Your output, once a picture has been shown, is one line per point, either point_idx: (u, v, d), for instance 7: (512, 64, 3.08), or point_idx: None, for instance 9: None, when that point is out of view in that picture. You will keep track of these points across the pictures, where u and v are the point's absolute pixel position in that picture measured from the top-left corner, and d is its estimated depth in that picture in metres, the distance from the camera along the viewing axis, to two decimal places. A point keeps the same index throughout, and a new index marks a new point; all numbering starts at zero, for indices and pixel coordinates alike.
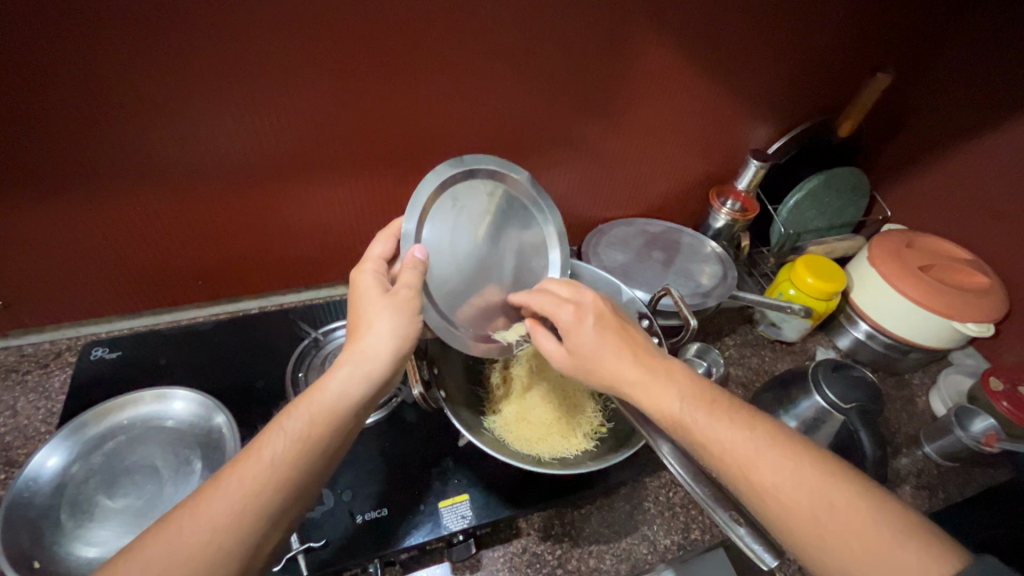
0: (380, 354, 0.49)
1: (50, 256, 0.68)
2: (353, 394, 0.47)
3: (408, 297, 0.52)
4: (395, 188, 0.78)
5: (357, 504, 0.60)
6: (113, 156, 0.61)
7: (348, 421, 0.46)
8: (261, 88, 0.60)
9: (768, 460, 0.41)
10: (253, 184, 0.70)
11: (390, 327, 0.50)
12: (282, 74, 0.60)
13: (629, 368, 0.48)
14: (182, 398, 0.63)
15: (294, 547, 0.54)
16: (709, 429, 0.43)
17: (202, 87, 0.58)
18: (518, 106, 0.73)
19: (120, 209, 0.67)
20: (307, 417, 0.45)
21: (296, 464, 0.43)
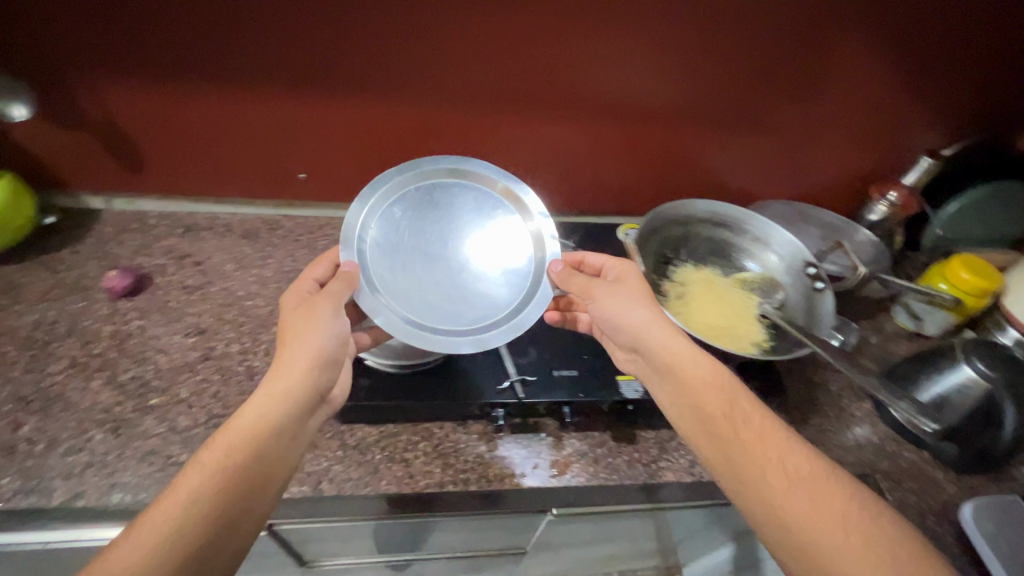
0: (297, 373, 0.58)
1: (340, 148, 0.90)
2: (275, 414, 0.55)
3: (326, 304, 0.62)
4: (601, 138, 0.93)
5: (553, 364, 0.76)
6: (419, 70, 0.81)
7: (269, 440, 0.54)
8: (536, 34, 0.78)
9: (755, 440, 0.55)
10: (500, 114, 0.88)
11: (306, 345, 0.59)
12: (552, 23, 0.77)
13: (660, 335, 0.62)
14: None
15: (513, 376, 0.71)
16: (707, 393, 0.59)
17: (493, 24, 0.77)
18: (723, 80, 0.86)
19: (403, 118, 0.87)
20: (226, 446, 0.53)
21: (234, 472, 0.51)
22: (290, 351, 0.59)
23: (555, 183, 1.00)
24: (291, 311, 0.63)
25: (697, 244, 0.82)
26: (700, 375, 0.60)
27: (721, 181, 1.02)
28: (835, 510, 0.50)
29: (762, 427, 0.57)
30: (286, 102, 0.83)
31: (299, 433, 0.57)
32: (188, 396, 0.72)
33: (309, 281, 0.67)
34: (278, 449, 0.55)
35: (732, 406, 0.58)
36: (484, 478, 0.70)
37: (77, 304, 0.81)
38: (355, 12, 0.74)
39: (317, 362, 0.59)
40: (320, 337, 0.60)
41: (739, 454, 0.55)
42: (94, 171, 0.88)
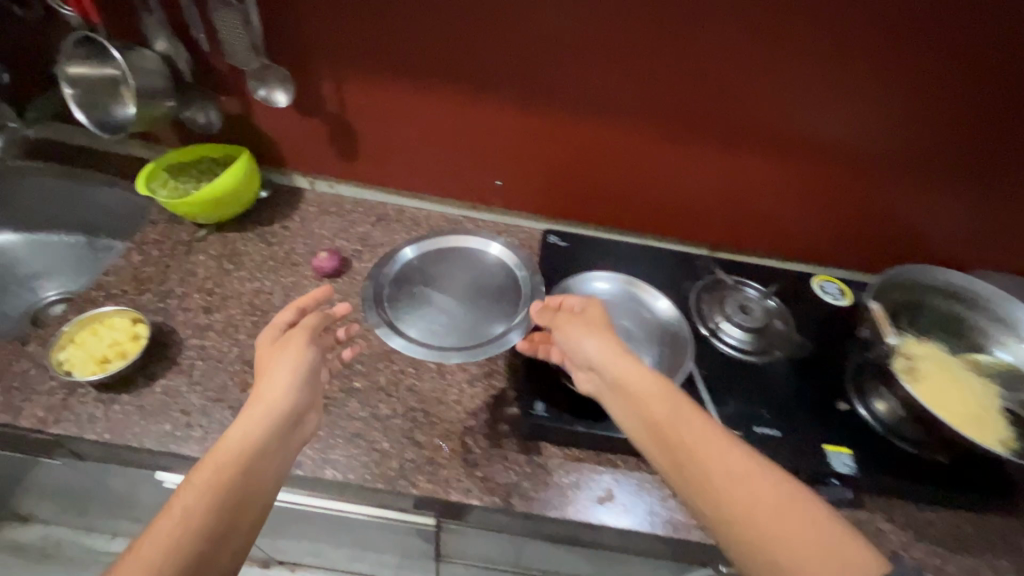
0: (278, 395, 0.57)
1: (541, 156, 0.90)
2: (254, 437, 0.53)
3: (299, 338, 0.63)
4: (815, 183, 0.87)
5: (754, 419, 0.71)
6: (648, 91, 0.80)
7: (252, 456, 0.52)
8: (782, 66, 0.74)
9: (712, 454, 0.50)
10: (715, 145, 0.84)
11: (283, 371, 0.59)
12: (803, 51, 0.73)
13: (638, 377, 0.58)
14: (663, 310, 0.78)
15: None
16: (656, 406, 0.55)
17: (737, 46, 0.73)
18: (979, 131, 0.77)
19: (614, 136, 0.86)
20: (213, 469, 0.49)
21: (224, 485, 0.49)
22: (268, 380, 0.58)
23: (749, 224, 0.94)
24: (268, 347, 0.63)
25: (925, 318, 0.75)
26: (646, 390, 0.56)
27: (939, 247, 0.91)
28: (804, 528, 0.44)
29: (702, 431, 0.52)
30: (501, 104, 0.84)
31: (280, 449, 0.55)
32: (387, 385, 0.75)
33: (280, 323, 0.66)
34: (264, 466, 0.52)
35: (684, 420, 0.53)
36: (670, 524, 0.67)
37: (289, 278, 0.87)
38: (601, 28, 0.74)
39: (296, 382, 0.59)
40: (296, 363, 0.60)
41: (709, 476, 0.49)
42: (312, 156, 0.94)
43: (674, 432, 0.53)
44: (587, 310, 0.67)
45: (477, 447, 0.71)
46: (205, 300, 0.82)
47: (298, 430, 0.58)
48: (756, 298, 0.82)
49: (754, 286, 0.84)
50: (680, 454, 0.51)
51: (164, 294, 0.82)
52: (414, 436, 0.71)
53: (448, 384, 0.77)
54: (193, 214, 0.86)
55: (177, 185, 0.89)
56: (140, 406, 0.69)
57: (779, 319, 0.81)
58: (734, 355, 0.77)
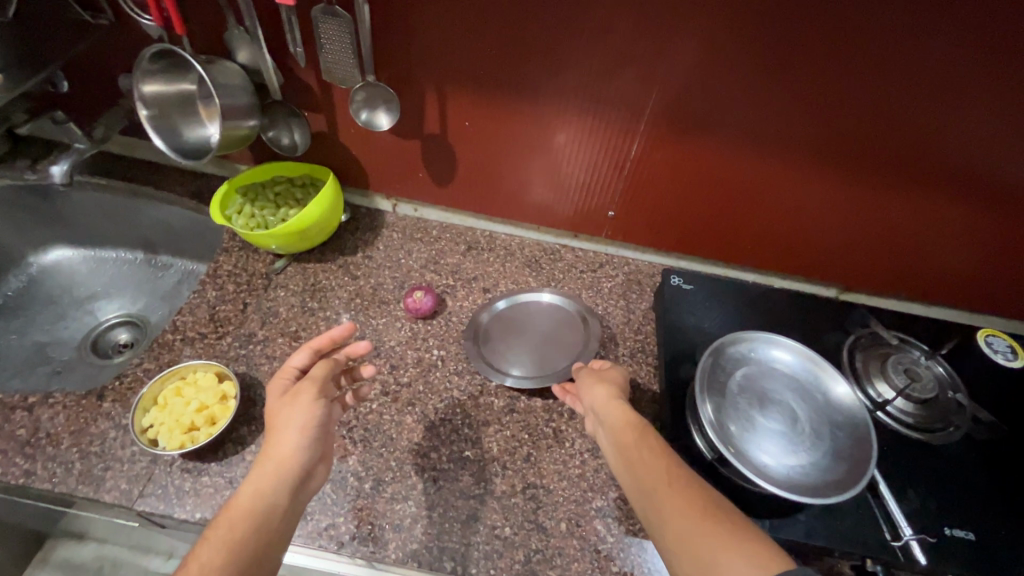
0: (287, 452, 0.51)
1: (663, 189, 0.79)
2: (265, 492, 0.49)
3: (308, 391, 0.56)
4: (998, 229, 0.74)
5: (941, 515, 0.60)
6: (812, 127, 0.67)
7: (266, 519, 0.47)
8: (995, 106, 0.60)
9: (687, 518, 0.44)
10: (882, 185, 0.72)
11: (295, 425, 0.53)
12: (1021, 92, 0.58)
13: (620, 439, 0.53)
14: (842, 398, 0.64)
15: (910, 537, 0.56)
16: (643, 463, 0.50)
17: (935, 82, 0.60)
18: None
19: (760, 170, 0.74)
20: (225, 525, 0.46)
21: (237, 552, 0.45)
22: (278, 434, 0.53)
23: (898, 267, 0.83)
24: (275, 401, 0.57)
25: None
26: (623, 442, 0.53)
27: None
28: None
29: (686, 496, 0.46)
30: (624, 133, 0.73)
31: (291, 509, 0.50)
32: (500, 454, 0.66)
33: (289, 370, 0.59)
34: (275, 525, 0.48)
35: (642, 463, 0.50)
36: None
37: (379, 319, 0.78)
38: (768, 58, 0.61)
39: (302, 442, 0.53)
40: (304, 416, 0.54)
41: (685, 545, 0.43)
42: (401, 177, 0.85)
43: (645, 495, 0.48)
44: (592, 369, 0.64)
45: (612, 534, 0.62)
46: (291, 345, 0.73)
47: (308, 487, 0.53)
48: (924, 363, 0.70)
49: (919, 348, 0.72)
50: (650, 519, 0.46)
51: (245, 338, 0.74)
52: (538, 520, 0.62)
53: (568, 453, 0.67)
54: (273, 245, 0.78)
55: (253, 212, 0.80)
56: (231, 477, 0.61)
57: (953, 387, 0.69)
58: (899, 429, 0.67)
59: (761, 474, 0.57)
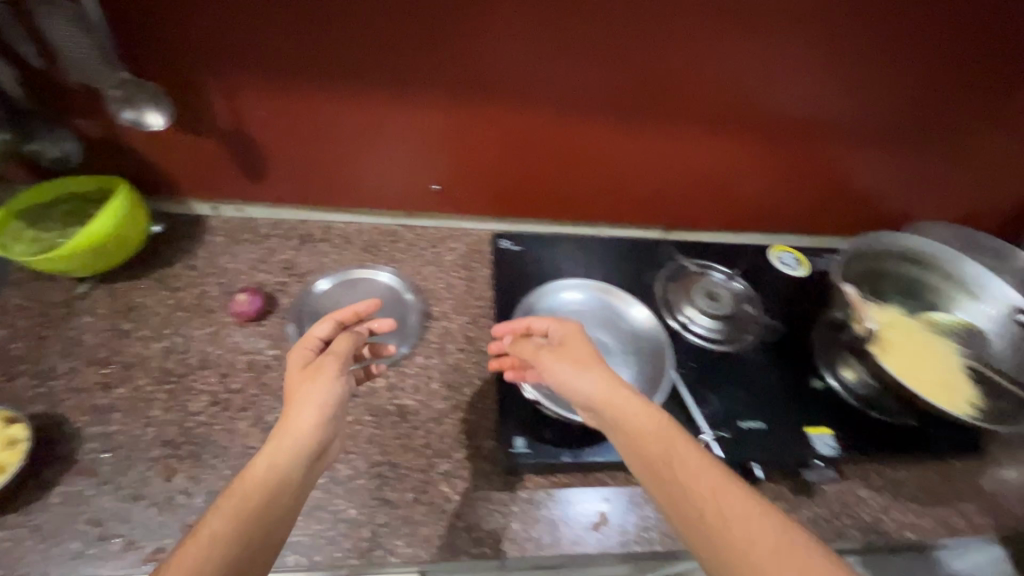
0: (305, 425, 0.51)
1: (482, 154, 0.81)
2: (279, 466, 0.48)
3: (332, 364, 0.55)
4: (766, 155, 0.84)
5: (735, 412, 0.68)
6: (595, 77, 0.72)
7: (274, 500, 0.46)
8: (738, 38, 0.69)
9: (733, 503, 0.44)
10: (672, 128, 0.79)
11: (317, 399, 0.53)
12: (748, 20, 0.67)
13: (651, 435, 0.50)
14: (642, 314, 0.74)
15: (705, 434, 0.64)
16: (654, 433, 0.50)
17: (681, 18, 0.67)
18: (913, 94, 0.77)
19: (561, 126, 0.78)
20: (236, 496, 0.45)
21: (247, 533, 0.43)
22: (297, 404, 0.52)
23: (700, 204, 0.91)
24: (298, 371, 0.56)
25: (880, 280, 0.75)
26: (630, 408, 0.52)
27: (880, 203, 0.93)
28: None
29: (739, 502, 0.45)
30: (429, 100, 0.74)
31: (303, 485, 0.49)
32: (342, 441, 0.66)
33: (314, 340, 0.60)
34: (285, 502, 0.47)
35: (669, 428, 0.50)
36: (669, 537, 0.64)
37: (204, 329, 0.74)
38: (540, 8, 0.65)
39: (322, 415, 0.52)
40: (326, 391, 0.53)
41: (729, 550, 0.42)
42: (212, 176, 0.80)
43: (686, 502, 0.46)
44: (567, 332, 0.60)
45: (456, 493, 0.64)
46: (102, 373, 0.68)
47: (322, 461, 0.53)
48: (725, 285, 0.80)
49: (721, 269, 0.82)
50: (668, 492, 0.47)
51: (45, 374, 0.67)
52: (384, 495, 0.63)
53: (413, 426, 0.69)
54: (70, 267, 0.71)
55: (38, 236, 0.72)
56: (35, 525, 0.56)
57: (750, 300, 0.79)
58: (711, 349, 0.74)
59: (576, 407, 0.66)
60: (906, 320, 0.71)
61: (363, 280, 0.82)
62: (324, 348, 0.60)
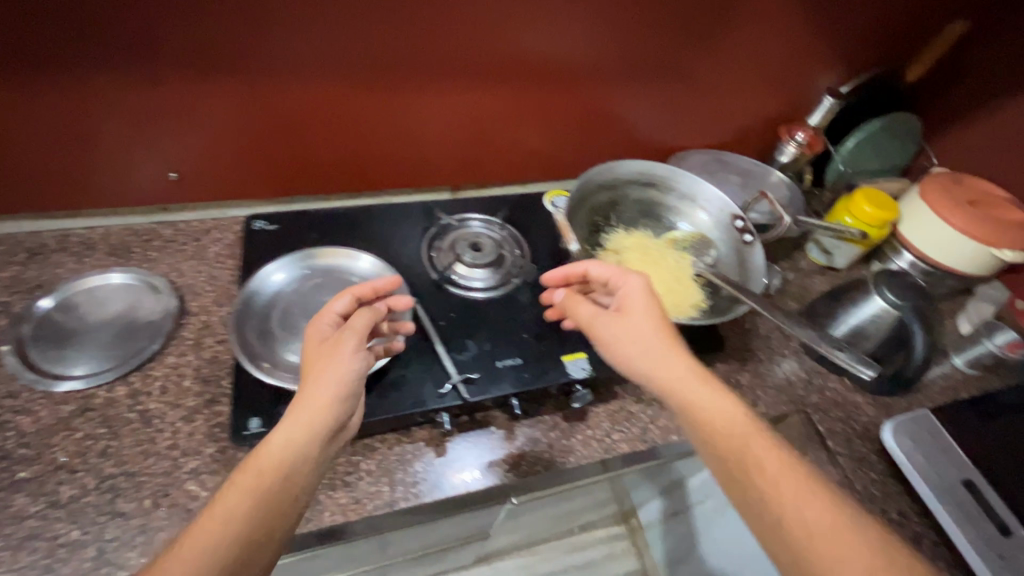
0: (326, 401, 0.52)
1: (227, 136, 0.78)
2: (296, 445, 0.50)
3: (350, 340, 0.56)
4: (516, 100, 0.87)
5: (496, 353, 0.71)
6: (306, 35, 0.70)
7: (292, 473, 0.49)
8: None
9: (791, 484, 0.49)
10: (417, 89, 0.81)
11: (334, 372, 0.54)
12: None
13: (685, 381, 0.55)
14: (368, 260, 0.70)
15: (454, 379, 0.66)
16: (698, 403, 0.54)
17: None
18: (630, 32, 0.83)
19: (293, 91, 0.76)
20: (256, 472, 0.48)
21: (259, 507, 0.47)
22: (315, 384, 0.53)
23: (471, 154, 0.93)
24: (318, 346, 0.57)
25: (626, 208, 0.80)
26: (698, 400, 0.54)
27: (642, 136, 0.99)
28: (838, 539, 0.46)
29: (776, 461, 0.50)
30: (139, 84, 0.69)
31: (324, 458, 0.52)
32: (67, 462, 0.60)
33: (332, 315, 0.60)
34: (303, 477, 0.50)
35: (690, 385, 0.55)
36: (437, 487, 0.65)
37: None
38: None
39: (343, 392, 0.53)
40: (349, 367, 0.54)
41: (768, 503, 0.48)
42: None
43: (728, 458, 0.51)
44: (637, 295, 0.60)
45: (205, 488, 0.61)
46: None
47: (341, 436, 0.55)
48: (483, 230, 0.82)
49: (478, 216, 0.83)
50: (733, 459, 0.51)
51: None
52: (115, 508, 0.58)
53: (157, 430, 0.64)
54: None
55: None
56: None
57: (508, 240, 0.82)
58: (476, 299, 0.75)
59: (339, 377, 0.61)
60: (648, 241, 0.77)
61: (99, 288, 0.75)
62: (338, 325, 0.59)
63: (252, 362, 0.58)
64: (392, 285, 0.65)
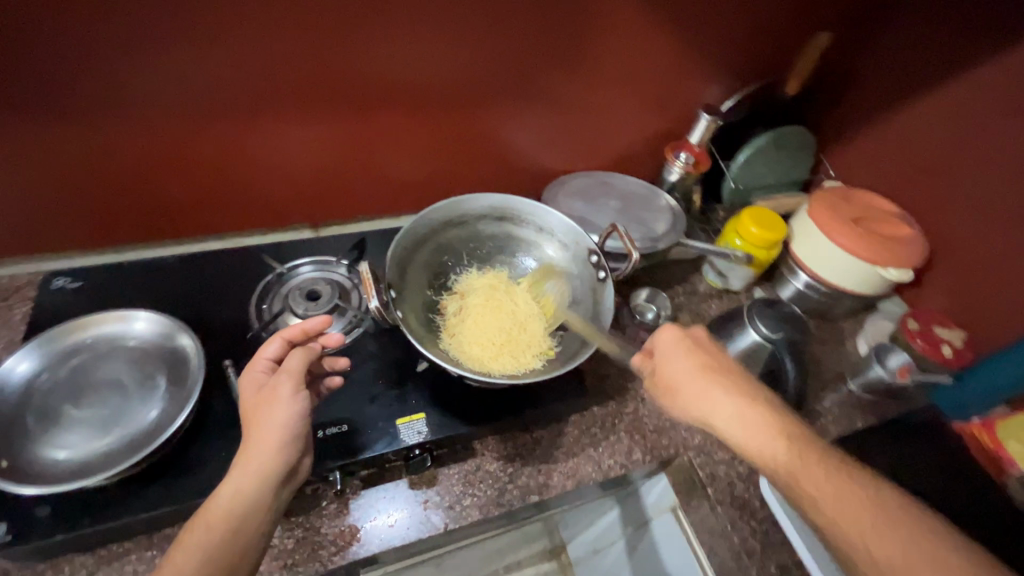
0: (269, 451, 0.48)
1: (27, 188, 0.69)
2: (245, 495, 0.47)
3: (285, 384, 0.52)
4: (362, 130, 0.80)
5: (319, 421, 0.63)
6: (79, 75, 0.61)
7: (243, 529, 0.46)
8: (232, 12, 0.61)
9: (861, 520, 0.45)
10: (246, 125, 0.73)
11: (276, 420, 0.50)
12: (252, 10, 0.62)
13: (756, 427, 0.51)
14: (147, 319, 0.61)
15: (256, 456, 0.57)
16: (774, 439, 0.50)
17: (168, 17, 0.59)
18: (484, 55, 0.76)
19: (84, 136, 0.67)
20: (204, 532, 0.45)
21: (212, 559, 0.45)
22: (258, 432, 0.49)
23: (323, 188, 0.86)
24: (252, 397, 0.53)
25: (479, 244, 0.74)
26: (757, 423, 0.51)
27: (519, 158, 0.93)
28: None
29: (854, 502, 0.46)
30: None
31: (274, 508, 0.49)
32: None
33: (262, 361, 0.55)
34: (253, 529, 0.47)
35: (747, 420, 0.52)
36: None
37: None
38: None
39: (287, 439, 0.49)
40: (286, 413, 0.50)
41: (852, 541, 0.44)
42: None
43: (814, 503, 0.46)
44: (673, 344, 0.58)
45: None
46: None
47: (295, 479, 0.52)
48: (317, 274, 0.74)
49: (309, 261, 0.76)
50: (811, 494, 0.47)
51: None
52: None
53: None
54: None
55: None
56: None
57: (346, 281, 0.74)
58: None
59: (115, 459, 0.52)
60: (498, 285, 0.71)
61: None
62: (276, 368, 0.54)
63: None
64: (325, 322, 0.58)
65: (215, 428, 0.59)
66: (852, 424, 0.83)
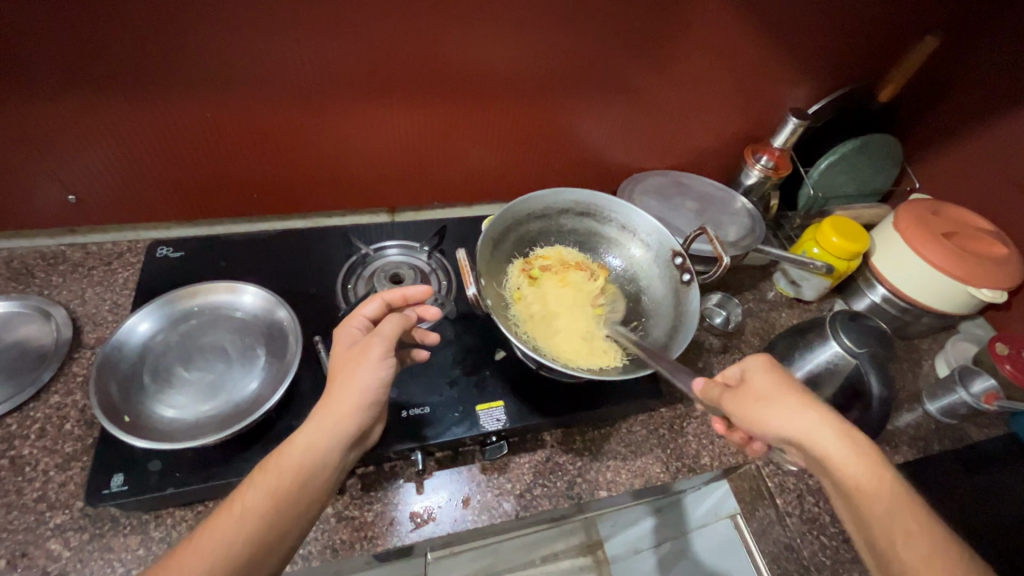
0: (347, 411, 0.51)
1: (135, 160, 0.73)
2: (320, 449, 0.50)
3: (376, 347, 0.54)
4: (446, 117, 0.81)
5: (401, 401, 0.65)
6: (191, 53, 0.64)
7: (312, 479, 0.49)
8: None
9: None
10: (337, 108, 0.75)
11: (358, 382, 0.52)
12: None
13: (855, 494, 0.46)
14: (249, 291, 0.64)
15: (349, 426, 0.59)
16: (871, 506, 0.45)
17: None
18: (573, 48, 0.76)
19: (190, 112, 0.70)
20: (276, 474, 0.49)
21: (283, 499, 0.48)
22: (342, 389, 0.52)
23: (403, 173, 0.87)
24: (346, 351, 0.56)
25: (563, 238, 0.74)
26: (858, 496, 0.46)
27: (594, 154, 0.93)
28: None
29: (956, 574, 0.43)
30: (22, 106, 0.64)
31: (338, 469, 0.52)
32: None
33: (360, 319, 0.59)
34: (319, 485, 0.50)
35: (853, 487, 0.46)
36: (330, 549, 0.60)
37: None
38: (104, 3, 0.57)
39: (365, 402, 0.52)
40: (371, 376, 0.52)
41: None
42: None
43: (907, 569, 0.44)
44: (769, 379, 0.52)
45: (67, 548, 0.55)
46: None
47: (360, 445, 0.55)
48: (402, 258, 0.76)
49: (396, 243, 0.78)
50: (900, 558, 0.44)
51: None
52: None
53: (25, 480, 0.59)
54: None
55: None
56: None
57: (427, 266, 0.76)
58: None
59: (219, 423, 0.55)
60: (575, 274, 0.71)
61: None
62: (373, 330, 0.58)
63: (110, 417, 0.52)
64: (425, 294, 0.62)
65: (307, 399, 0.62)
66: (929, 448, 0.80)
